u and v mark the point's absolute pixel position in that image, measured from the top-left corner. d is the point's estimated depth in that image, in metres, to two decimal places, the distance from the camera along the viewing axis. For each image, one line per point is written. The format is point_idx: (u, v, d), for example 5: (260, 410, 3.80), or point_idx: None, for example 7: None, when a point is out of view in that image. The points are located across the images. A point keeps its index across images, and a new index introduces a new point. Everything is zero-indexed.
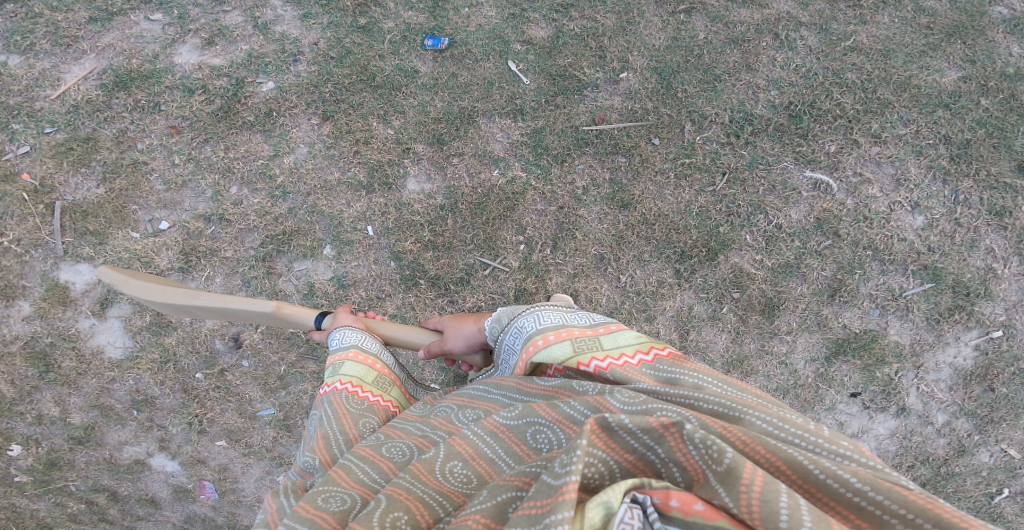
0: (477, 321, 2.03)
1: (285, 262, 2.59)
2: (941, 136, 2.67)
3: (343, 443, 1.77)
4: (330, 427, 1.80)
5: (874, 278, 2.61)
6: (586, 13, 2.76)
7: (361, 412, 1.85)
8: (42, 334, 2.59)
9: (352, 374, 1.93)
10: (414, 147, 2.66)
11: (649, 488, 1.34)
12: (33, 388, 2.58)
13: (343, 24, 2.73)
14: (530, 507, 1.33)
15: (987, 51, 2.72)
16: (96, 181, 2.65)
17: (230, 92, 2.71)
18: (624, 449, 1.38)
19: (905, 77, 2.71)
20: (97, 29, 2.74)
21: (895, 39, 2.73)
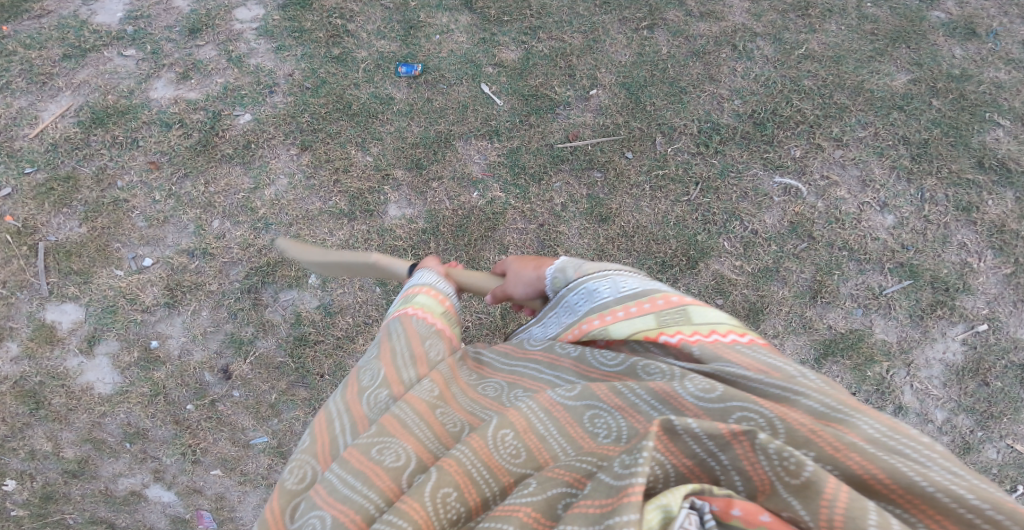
0: (538, 264, 1.75)
1: (270, 293, 2.56)
2: (899, 137, 2.79)
3: (407, 366, 1.50)
4: (394, 347, 1.53)
5: (852, 277, 2.59)
6: (553, 35, 2.96)
7: (427, 336, 1.56)
8: (31, 374, 2.46)
9: (424, 303, 1.65)
10: (393, 173, 2.69)
11: (709, 495, 1.13)
12: (25, 425, 2.41)
13: (317, 55, 2.87)
14: (591, 508, 1.12)
15: (931, 54, 2.94)
16: (77, 221, 2.63)
17: (207, 125, 2.75)
18: (683, 453, 1.15)
19: (858, 82, 2.89)
20: (72, 65, 2.87)
21: (844, 45, 2.96)
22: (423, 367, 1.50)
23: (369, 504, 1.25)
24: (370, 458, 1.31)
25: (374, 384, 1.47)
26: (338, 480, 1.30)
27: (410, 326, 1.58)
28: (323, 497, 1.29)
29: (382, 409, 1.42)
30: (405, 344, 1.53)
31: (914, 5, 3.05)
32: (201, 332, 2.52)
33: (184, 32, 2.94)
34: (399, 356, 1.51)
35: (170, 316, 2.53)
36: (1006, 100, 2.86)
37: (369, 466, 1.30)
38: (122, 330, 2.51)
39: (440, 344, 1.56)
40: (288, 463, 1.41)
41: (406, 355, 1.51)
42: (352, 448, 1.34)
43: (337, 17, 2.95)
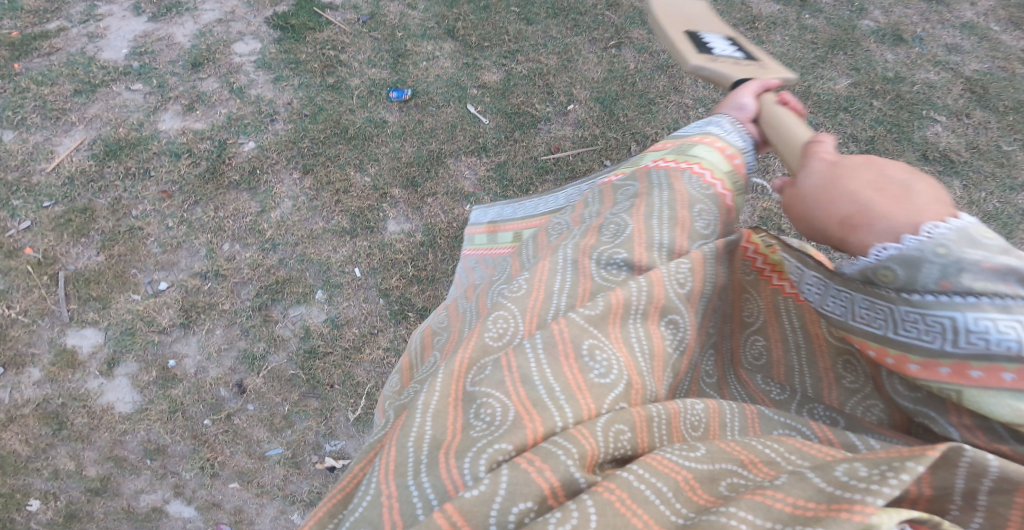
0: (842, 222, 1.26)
1: (280, 309, 2.66)
2: (848, 135, 2.95)
3: (665, 222, 1.44)
4: (659, 199, 1.49)
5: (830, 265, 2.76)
6: (531, 57, 3.21)
7: (700, 197, 1.50)
8: (53, 397, 2.48)
9: (704, 156, 1.60)
10: (390, 191, 2.86)
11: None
12: (47, 445, 2.40)
13: (313, 84, 3.09)
14: (785, 506, 1.00)
15: (867, 59, 3.23)
16: (95, 249, 2.76)
17: (214, 154, 2.92)
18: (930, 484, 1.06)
19: (805, 87, 3.11)
20: (83, 100, 3.08)
21: (790, 53, 3.22)
22: (682, 237, 1.43)
23: (553, 412, 1.15)
24: (578, 350, 1.23)
25: (614, 244, 1.41)
26: (535, 347, 1.23)
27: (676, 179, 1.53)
28: (506, 363, 1.22)
29: (611, 275, 1.36)
30: (670, 200, 1.49)
31: (847, 17, 3.41)
32: (216, 350, 2.58)
33: (186, 66, 3.17)
34: (658, 219, 1.45)
35: (185, 337, 2.60)
36: (939, 98, 3.09)
37: (570, 353, 1.22)
38: (142, 351, 2.57)
39: (711, 217, 1.50)
40: (490, 312, 1.34)
41: (665, 216, 1.45)
42: (564, 322, 1.26)
43: (330, 49, 3.19)
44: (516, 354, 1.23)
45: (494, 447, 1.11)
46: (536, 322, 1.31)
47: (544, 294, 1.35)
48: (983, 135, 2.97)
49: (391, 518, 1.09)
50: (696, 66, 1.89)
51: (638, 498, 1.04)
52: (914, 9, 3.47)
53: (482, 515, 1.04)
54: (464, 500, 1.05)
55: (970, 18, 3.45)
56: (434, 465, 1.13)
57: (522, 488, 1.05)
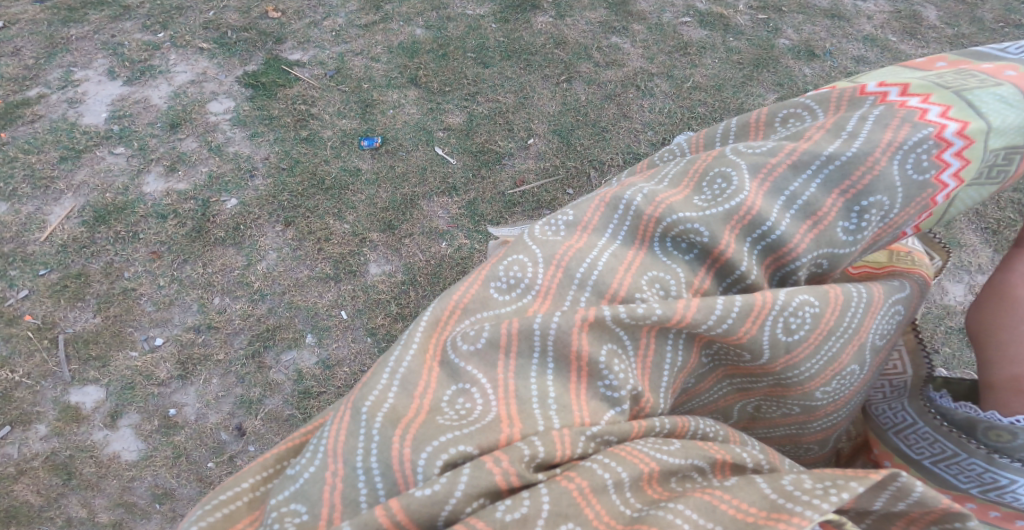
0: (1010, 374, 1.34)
1: (273, 356, 2.81)
2: None
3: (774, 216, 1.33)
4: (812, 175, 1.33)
5: None
6: (490, 98, 3.41)
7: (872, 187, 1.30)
8: (61, 449, 2.61)
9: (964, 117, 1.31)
10: (369, 236, 3.04)
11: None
12: (59, 495, 2.52)
13: (288, 138, 3.27)
14: (729, 508, 1.16)
15: (788, 75, 3.53)
16: (91, 312, 2.89)
17: (199, 213, 3.08)
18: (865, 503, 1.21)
19: (739, 103, 3.40)
20: (69, 167, 3.22)
21: (721, 75, 3.51)
22: (806, 236, 1.32)
23: (538, 419, 1.23)
24: (596, 356, 1.26)
25: (705, 214, 1.33)
26: (546, 336, 1.26)
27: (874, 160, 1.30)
28: (505, 346, 1.27)
29: (661, 261, 1.35)
30: (840, 173, 1.31)
31: (765, 37, 3.72)
32: (214, 397, 2.73)
33: (165, 127, 3.32)
34: (791, 202, 1.33)
35: (184, 387, 2.75)
36: None
37: (583, 358, 1.26)
38: (143, 403, 2.71)
39: (880, 218, 1.31)
40: (511, 253, 1.37)
41: (809, 205, 1.32)
42: (594, 315, 1.27)
43: (301, 103, 3.38)
44: (517, 338, 1.27)
45: (456, 445, 1.18)
46: (557, 276, 1.33)
47: (590, 229, 1.38)
48: None
49: (332, 496, 1.18)
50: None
51: (597, 491, 1.17)
52: (821, 26, 3.79)
53: (431, 512, 1.14)
54: (413, 497, 1.14)
55: (869, 31, 3.77)
56: (387, 443, 1.20)
57: (480, 485, 1.15)
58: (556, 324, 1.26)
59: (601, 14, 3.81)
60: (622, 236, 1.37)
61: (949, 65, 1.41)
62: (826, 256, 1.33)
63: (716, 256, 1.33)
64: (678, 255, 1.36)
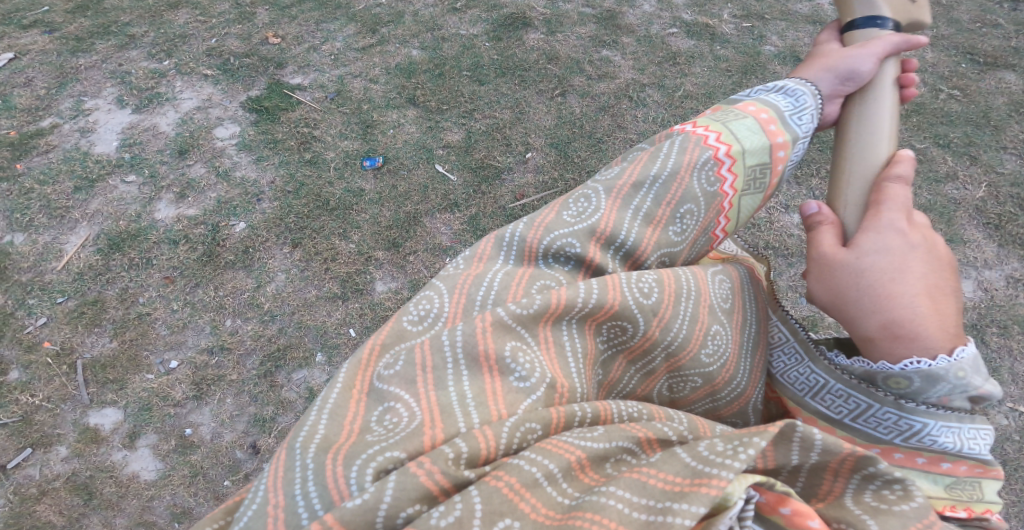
0: (885, 324, 1.35)
1: (284, 375, 2.88)
2: None
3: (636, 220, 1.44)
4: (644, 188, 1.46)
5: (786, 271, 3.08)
6: (487, 114, 3.48)
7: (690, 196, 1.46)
8: (82, 470, 2.69)
9: (744, 137, 1.49)
10: (374, 255, 3.11)
11: (767, 489, 1.22)
12: (81, 515, 2.60)
13: (292, 161, 3.35)
14: (658, 483, 1.18)
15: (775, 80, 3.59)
16: (108, 337, 2.97)
17: (209, 237, 3.16)
18: (773, 456, 1.26)
19: None
20: (83, 196, 3.30)
21: (710, 82, 3.57)
22: (651, 237, 1.44)
23: (459, 418, 1.23)
24: (500, 350, 1.28)
25: (574, 228, 1.42)
26: (455, 346, 1.28)
27: (687, 166, 1.46)
28: (421, 361, 1.27)
29: (551, 272, 1.39)
30: (664, 184, 1.45)
31: (751, 45, 3.78)
32: (229, 416, 2.81)
33: (174, 154, 3.40)
34: (635, 209, 1.44)
35: (199, 407, 2.83)
36: None
37: (492, 358, 1.28)
38: (160, 424, 2.79)
39: (695, 221, 1.48)
40: (421, 291, 1.39)
41: (646, 209, 1.45)
42: (494, 320, 1.30)
43: (304, 126, 3.45)
44: (434, 351, 1.28)
45: (382, 451, 1.18)
46: (461, 303, 1.35)
47: (485, 258, 1.42)
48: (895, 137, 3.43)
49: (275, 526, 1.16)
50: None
51: (528, 486, 1.17)
52: (804, 32, 3.86)
53: (366, 521, 1.13)
54: (345, 509, 1.13)
55: None
56: (321, 468, 1.18)
57: (410, 493, 1.14)
58: (461, 335, 1.29)
59: (591, 29, 3.87)
60: (511, 259, 1.41)
61: (712, 110, 1.59)
62: (666, 256, 1.45)
63: (588, 264, 1.40)
64: (559, 267, 1.41)
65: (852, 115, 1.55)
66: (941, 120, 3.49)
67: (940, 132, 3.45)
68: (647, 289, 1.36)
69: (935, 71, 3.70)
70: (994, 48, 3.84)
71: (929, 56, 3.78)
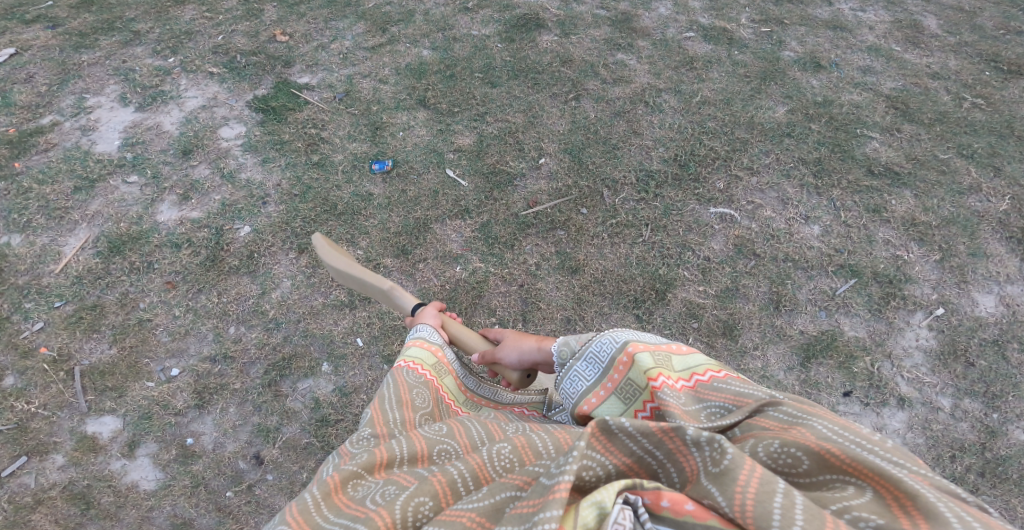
0: (536, 341, 2.31)
1: (289, 384, 2.81)
2: (797, 159, 3.32)
3: (394, 401, 2.07)
4: (387, 391, 2.11)
5: (805, 284, 3.01)
6: (499, 118, 3.39)
7: (416, 383, 2.14)
8: (78, 479, 2.61)
9: (415, 355, 2.24)
10: (383, 261, 3.01)
11: (641, 489, 1.59)
12: (77, 524, 2.53)
13: (299, 163, 3.25)
14: (524, 508, 1.58)
15: (796, 88, 3.54)
16: (107, 343, 2.88)
17: (212, 241, 3.07)
18: (622, 452, 1.64)
19: (749, 118, 3.42)
20: (84, 197, 3.20)
21: (728, 88, 3.52)
22: (409, 414, 2.04)
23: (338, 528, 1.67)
24: (347, 486, 1.79)
25: (361, 430, 2.00)
26: (314, 493, 1.77)
27: (401, 380, 2.14)
28: (297, 509, 1.74)
29: (362, 443, 1.94)
30: (394, 390, 2.11)
31: (770, 50, 3.70)
32: (232, 426, 2.74)
33: (177, 154, 3.30)
34: (388, 404, 2.06)
35: (200, 416, 2.75)
36: (869, 116, 3.45)
37: (344, 498, 1.76)
38: (160, 433, 2.71)
39: (428, 397, 2.12)
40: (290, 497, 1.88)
41: (393, 401, 2.07)
42: (339, 472, 1.81)
43: (311, 127, 3.36)
44: (298, 503, 1.76)
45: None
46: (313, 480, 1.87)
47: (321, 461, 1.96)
48: (918, 147, 3.36)
49: None
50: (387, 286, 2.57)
51: None
52: (824, 37, 3.79)
53: None
54: None
55: (872, 41, 3.79)
56: None
57: None
58: (312, 490, 1.78)
59: (605, 32, 3.77)
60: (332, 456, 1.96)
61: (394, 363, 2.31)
62: (427, 418, 2.07)
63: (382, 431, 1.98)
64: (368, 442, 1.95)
65: (455, 332, 2.46)
66: (965, 129, 3.41)
67: (964, 141, 3.37)
68: (434, 429, 1.96)
69: (958, 78, 3.61)
70: (1019, 56, 3.75)
71: (953, 63, 3.69)
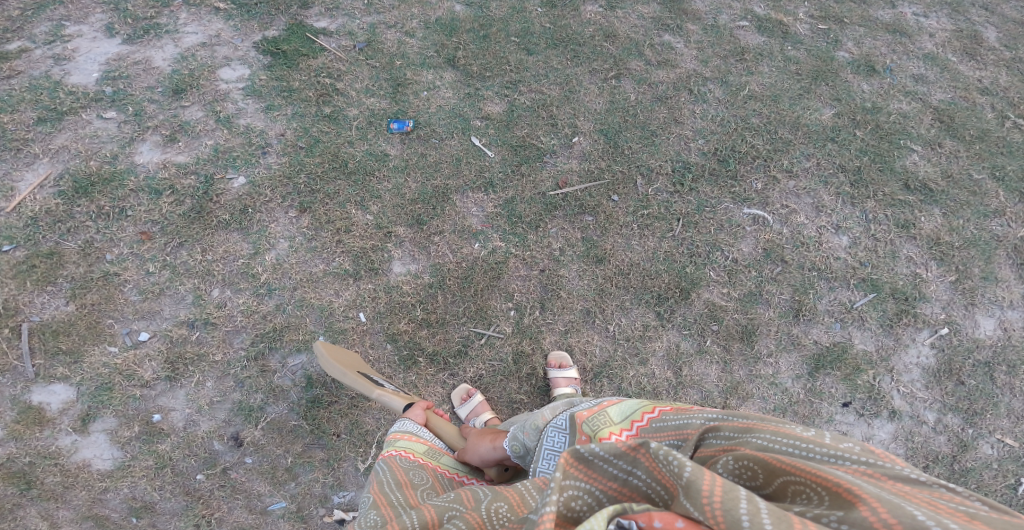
0: (494, 439, 2.10)
1: (278, 359, 2.45)
2: (837, 166, 3.14)
3: (392, 482, 1.96)
4: (383, 475, 2.00)
5: (826, 295, 2.83)
6: (533, 88, 3.13)
7: (411, 466, 2.05)
8: (19, 456, 2.23)
9: (406, 445, 2.13)
10: (395, 230, 2.71)
11: (632, 513, 1.44)
12: (14, 506, 2.17)
13: (308, 114, 2.91)
14: None
15: (846, 90, 3.37)
16: (64, 298, 2.46)
17: (200, 191, 2.69)
18: (606, 477, 1.53)
19: (794, 118, 3.24)
20: (48, 129, 2.77)
21: (777, 84, 3.33)
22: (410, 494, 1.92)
23: None
24: None
25: (363, 513, 1.88)
26: None
27: (394, 465, 2.04)
28: None
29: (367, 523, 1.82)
30: (390, 474, 2.00)
31: (824, 48, 3.51)
32: (207, 402, 2.36)
33: (167, 93, 2.91)
34: (387, 483, 1.96)
35: (171, 390, 2.36)
36: (914, 127, 3.29)
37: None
38: (121, 407, 2.32)
39: (426, 477, 2.02)
40: None
41: (391, 482, 1.96)
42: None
43: (326, 76, 3.02)
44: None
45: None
46: None
47: None
48: (955, 164, 3.21)
49: None
50: (378, 395, 2.30)
51: None
52: (881, 41, 3.59)
53: None
54: None
55: (930, 49, 3.58)
56: None
57: None
58: None
59: (654, 10, 3.50)
60: None
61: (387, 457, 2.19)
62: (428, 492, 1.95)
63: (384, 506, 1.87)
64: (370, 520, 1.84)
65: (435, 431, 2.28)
66: (1002, 149, 3.28)
67: (998, 162, 3.24)
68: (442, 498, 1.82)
69: (1005, 96, 3.47)
70: None
71: (1004, 79, 3.54)
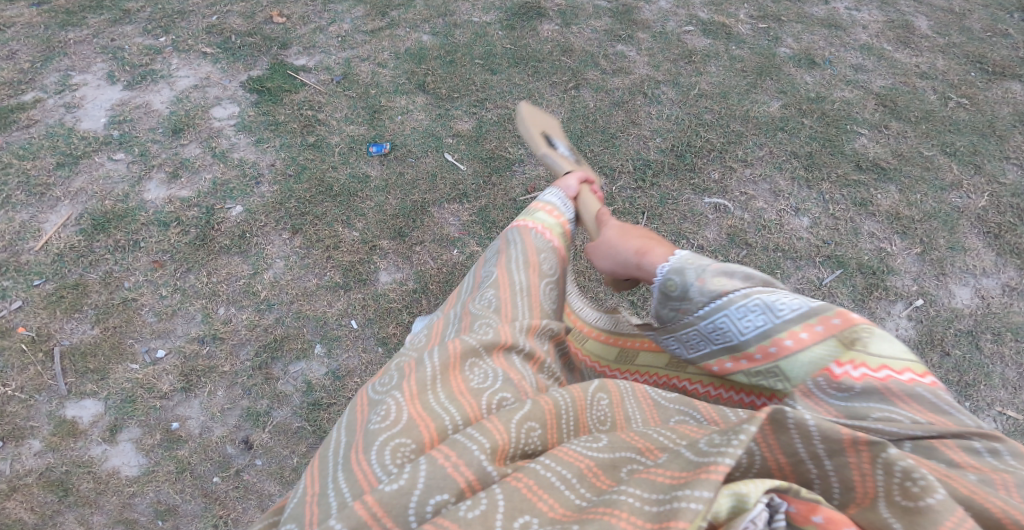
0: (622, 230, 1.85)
1: (280, 367, 2.71)
2: (789, 152, 3.35)
3: (522, 279, 1.70)
4: (513, 256, 1.75)
5: (794, 274, 2.97)
6: (499, 104, 3.40)
7: (545, 249, 1.79)
8: (56, 465, 2.46)
9: (546, 221, 1.88)
10: (379, 243, 2.98)
11: None
12: (54, 512, 2.37)
13: (294, 144, 3.21)
14: (665, 478, 1.19)
15: (790, 83, 3.61)
16: (89, 323, 2.76)
17: (203, 221, 2.99)
18: None
19: (744, 111, 3.47)
20: (66, 173, 3.09)
21: (725, 82, 3.57)
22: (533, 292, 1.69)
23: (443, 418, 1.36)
24: (464, 366, 1.46)
25: (485, 296, 1.65)
26: (430, 364, 1.46)
27: (527, 239, 1.80)
28: (409, 389, 1.42)
29: (483, 307, 1.63)
30: (522, 252, 1.76)
31: (766, 46, 3.79)
32: (219, 409, 2.61)
33: (167, 133, 3.23)
34: (515, 266, 1.72)
35: (187, 400, 2.63)
36: (858, 113, 3.51)
37: (461, 380, 1.43)
38: (143, 417, 2.58)
39: (552, 270, 1.78)
40: (388, 373, 1.51)
41: (521, 264, 1.73)
42: (460, 341, 1.50)
43: (308, 109, 3.33)
44: (416, 371, 1.45)
45: (400, 446, 1.32)
46: (410, 387, 1.42)
47: (434, 336, 1.62)
48: (904, 144, 3.40)
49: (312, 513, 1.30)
50: (543, 155, 2.32)
51: (544, 488, 1.22)
52: (818, 35, 3.89)
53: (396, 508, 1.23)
54: (383, 492, 1.23)
55: (864, 40, 3.88)
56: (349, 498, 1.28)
57: (438, 481, 1.24)
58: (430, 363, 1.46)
59: (606, 23, 3.83)
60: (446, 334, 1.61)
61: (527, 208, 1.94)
62: (550, 288, 1.74)
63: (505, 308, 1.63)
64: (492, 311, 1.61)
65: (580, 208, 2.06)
66: (949, 127, 3.47)
67: (947, 139, 3.43)
68: (551, 324, 1.67)
69: (944, 78, 3.69)
70: (1001, 58, 3.84)
71: (941, 63, 3.78)
